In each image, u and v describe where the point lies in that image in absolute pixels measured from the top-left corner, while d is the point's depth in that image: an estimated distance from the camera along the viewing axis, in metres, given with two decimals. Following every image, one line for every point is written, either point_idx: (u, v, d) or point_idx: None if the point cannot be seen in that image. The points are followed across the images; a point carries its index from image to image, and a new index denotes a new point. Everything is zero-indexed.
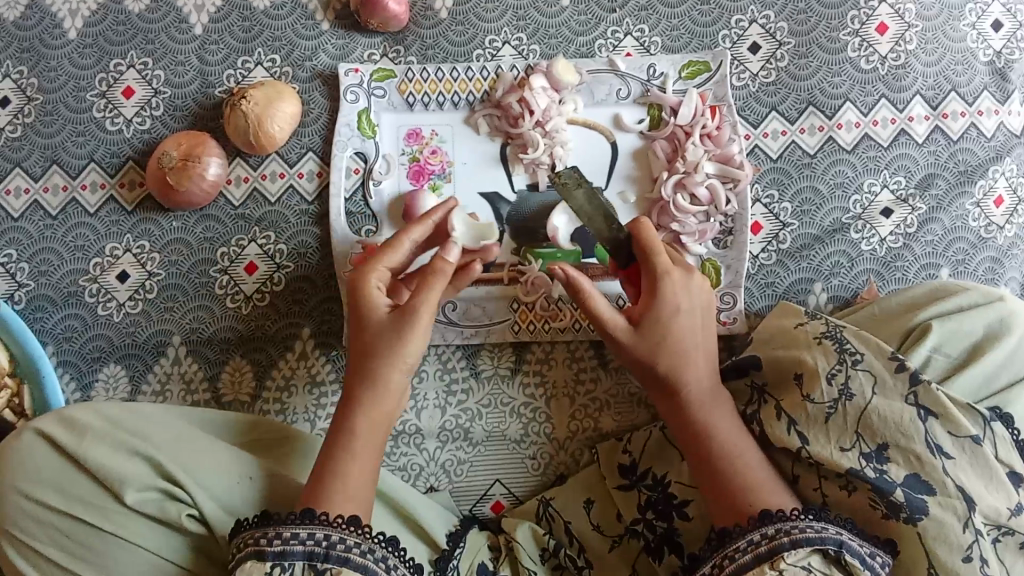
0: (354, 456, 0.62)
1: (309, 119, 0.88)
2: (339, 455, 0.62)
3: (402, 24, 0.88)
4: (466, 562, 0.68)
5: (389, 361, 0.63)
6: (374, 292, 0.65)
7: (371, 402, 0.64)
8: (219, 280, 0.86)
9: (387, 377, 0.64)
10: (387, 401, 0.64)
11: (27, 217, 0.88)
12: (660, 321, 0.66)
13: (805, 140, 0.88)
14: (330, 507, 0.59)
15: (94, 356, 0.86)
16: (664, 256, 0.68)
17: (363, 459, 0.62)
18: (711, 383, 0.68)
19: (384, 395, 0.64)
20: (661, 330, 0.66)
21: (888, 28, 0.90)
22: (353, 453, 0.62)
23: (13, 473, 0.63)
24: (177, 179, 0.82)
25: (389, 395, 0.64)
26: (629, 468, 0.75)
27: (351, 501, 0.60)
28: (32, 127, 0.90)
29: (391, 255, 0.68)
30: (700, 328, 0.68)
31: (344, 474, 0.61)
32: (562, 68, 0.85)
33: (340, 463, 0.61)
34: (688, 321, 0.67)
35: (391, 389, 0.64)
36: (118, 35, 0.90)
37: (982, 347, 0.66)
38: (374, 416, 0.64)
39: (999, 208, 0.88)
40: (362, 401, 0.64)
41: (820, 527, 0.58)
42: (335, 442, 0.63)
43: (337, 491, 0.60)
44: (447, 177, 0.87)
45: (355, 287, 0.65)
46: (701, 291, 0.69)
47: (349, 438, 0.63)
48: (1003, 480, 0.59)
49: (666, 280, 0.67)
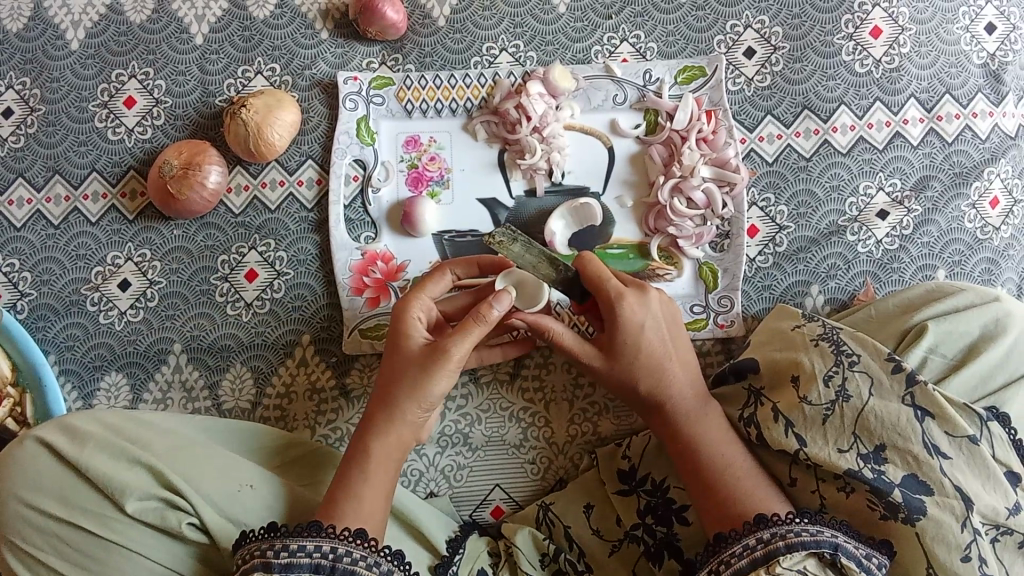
0: (371, 480, 0.62)
1: (308, 127, 0.89)
2: (351, 479, 0.62)
3: (400, 32, 0.89)
4: (466, 567, 0.69)
5: (413, 392, 0.64)
6: (414, 322, 0.66)
7: (386, 428, 0.64)
8: (220, 287, 0.87)
9: (407, 407, 0.64)
10: (407, 433, 0.65)
11: (30, 226, 0.89)
12: (624, 345, 0.67)
13: (801, 143, 0.89)
14: (339, 520, 0.59)
15: (96, 363, 0.86)
16: (613, 280, 0.67)
17: (378, 483, 0.63)
18: (696, 394, 0.70)
19: (401, 423, 0.65)
20: (633, 351, 0.68)
21: (881, 32, 0.90)
22: (368, 479, 0.62)
23: (15, 482, 0.63)
24: (177, 188, 0.83)
25: (405, 422, 0.65)
26: (628, 473, 0.75)
27: (367, 518, 0.60)
28: (34, 137, 0.91)
29: (435, 286, 0.70)
30: (669, 342, 0.69)
31: (354, 494, 0.61)
32: (559, 74, 0.86)
33: (359, 485, 0.62)
34: (654, 335, 0.68)
35: (410, 421, 0.65)
36: (120, 46, 0.92)
37: (978, 347, 0.66)
38: (393, 446, 0.64)
39: (995, 209, 0.88)
40: (379, 429, 0.64)
41: (815, 530, 0.58)
42: (348, 467, 0.63)
43: (345, 506, 0.60)
44: (446, 183, 0.87)
45: (398, 313, 0.67)
46: (659, 304, 0.69)
47: (364, 461, 0.63)
48: (1000, 480, 0.59)
49: (621, 304, 0.66)
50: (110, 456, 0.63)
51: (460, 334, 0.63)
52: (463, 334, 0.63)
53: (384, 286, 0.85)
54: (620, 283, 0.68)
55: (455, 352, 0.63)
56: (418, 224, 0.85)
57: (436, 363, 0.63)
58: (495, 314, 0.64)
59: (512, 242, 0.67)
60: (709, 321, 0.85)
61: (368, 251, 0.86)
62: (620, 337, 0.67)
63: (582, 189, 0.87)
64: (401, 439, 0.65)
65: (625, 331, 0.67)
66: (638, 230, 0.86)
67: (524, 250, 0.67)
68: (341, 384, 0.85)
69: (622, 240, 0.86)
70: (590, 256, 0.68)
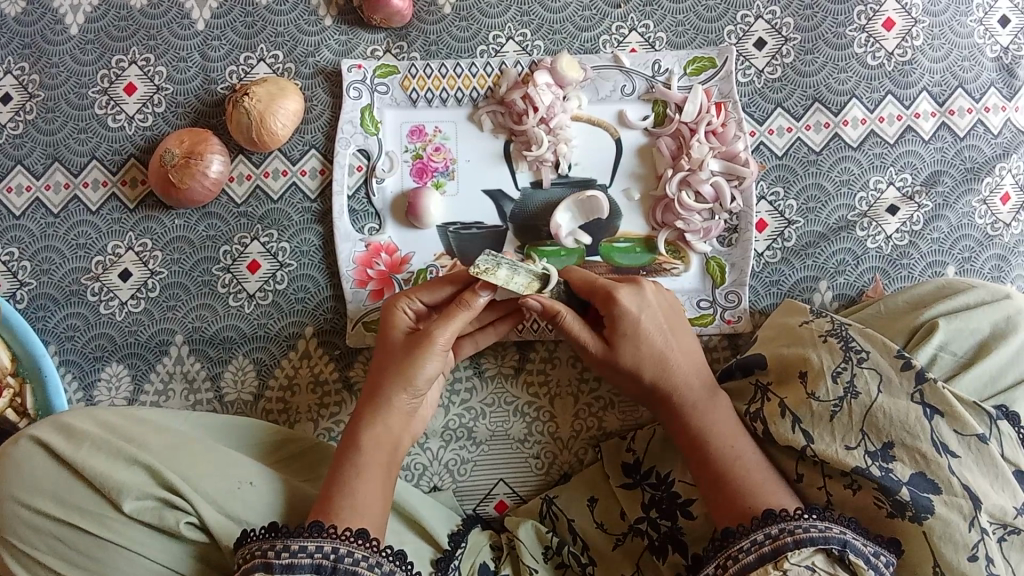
0: (360, 471, 0.62)
1: (312, 116, 0.88)
2: (343, 471, 0.62)
3: (405, 20, 0.88)
4: (467, 563, 0.68)
5: (400, 379, 0.65)
6: (400, 313, 0.69)
7: (375, 420, 0.65)
8: (222, 278, 0.86)
9: (393, 396, 0.65)
10: (393, 422, 0.65)
11: (29, 215, 0.88)
12: (621, 333, 0.68)
13: (811, 137, 0.88)
14: (338, 517, 0.58)
15: (96, 354, 0.86)
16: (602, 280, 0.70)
17: (368, 472, 0.62)
18: (704, 384, 0.69)
19: (390, 414, 0.65)
20: (633, 342, 0.68)
21: (894, 24, 0.89)
22: (361, 470, 0.62)
23: (12, 482, 0.62)
24: (179, 177, 0.82)
25: (392, 413, 0.65)
26: (632, 467, 0.75)
27: (360, 512, 0.59)
28: (33, 124, 0.89)
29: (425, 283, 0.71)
30: (669, 330, 0.69)
31: (349, 487, 0.61)
32: (566, 64, 0.85)
33: (348, 480, 0.61)
34: (655, 320, 0.69)
35: (394, 409, 0.65)
36: (120, 31, 0.90)
37: (990, 344, 0.66)
38: (379, 435, 0.64)
39: (1006, 205, 0.87)
40: (367, 420, 0.65)
41: (824, 526, 0.57)
42: (341, 458, 0.63)
43: (343, 503, 0.59)
44: (451, 174, 0.86)
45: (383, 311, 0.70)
46: (653, 292, 0.71)
47: (355, 452, 0.63)
48: (1008, 480, 0.58)
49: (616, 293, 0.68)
50: (107, 455, 0.62)
51: (444, 320, 0.65)
52: (448, 319, 0.65)
53: (387, 278, 0.85)
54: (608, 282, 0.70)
55: (439, 336, 0.65)
56: (422, 216, 0.84)
57: (419, 348, 0.65)
58: (479, 300, 0.66)
59: (496, 267, 0.68)
60: (715, 317, 0.85)
61: (372, 243, 0.85)
62: (619, 326, 0.68)
63: (588, 181, 0.86)
64: (390, 429, 0.65)
65: (620, 318, 0.67)
66: (645, 223, 0.86)
67: (509, 277, 0.68)
68: (344, 376, 0.84)
69: (630, 234, 0.85)
70: (574, 268, 0.73)
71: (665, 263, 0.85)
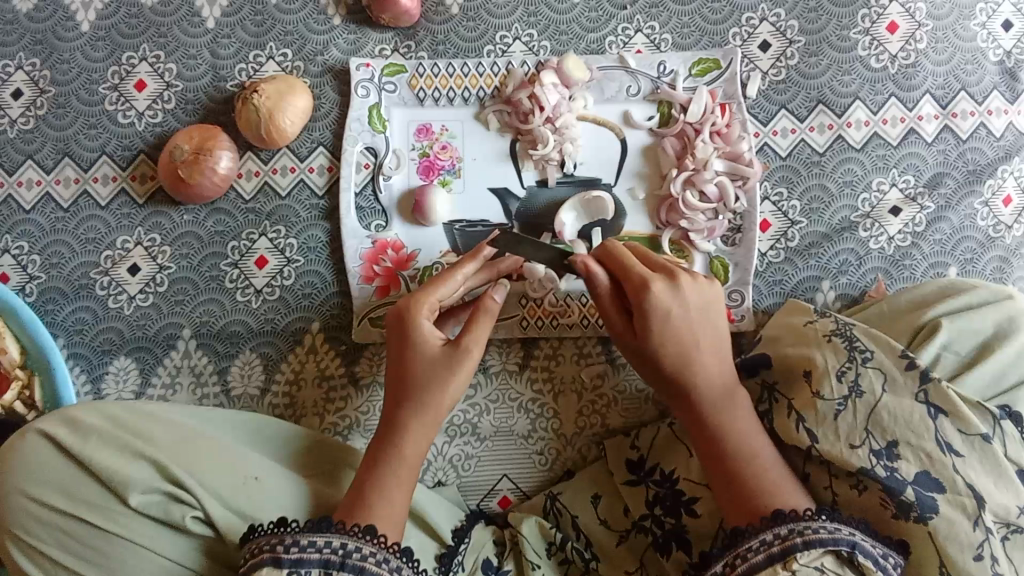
0: (398, 477, 0.63)
1: (320, 114, 0.89)
2: (383, 474, 0.63)
3: (413, 20, 0.88)
4: (471, 558, 0.69)
5: (439, 383, 0.65)
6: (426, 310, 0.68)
7: (412, 422, 0.65)
8: (230, 273, 0.87)
9: (434, 398, 0.65)
10: (426, 425, 0.66)
11: (39, 209, 0.89)
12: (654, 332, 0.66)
13: (815, 138, 0.88)
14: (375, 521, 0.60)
15: (105, 348, 0.86)
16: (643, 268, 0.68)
17: (405, 481, 0.63)
18: (725, 384, 0.67)
19: (427, 416, 0.65)
20: (665, 339, 0.66)
21: (898, 27, 0.90)
22: (398, 474, 0.63)
23: (19, 475, 0.63)
24: (189, 173, 0.83)
25: (432, 416, 0.66)
26: (636, 464, 0.76)
27: (396, 520, 0.61)
28: (44, 119, 0.90)
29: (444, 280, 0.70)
30: (702, 328, 0.67)
31: (390, 492, 0.62)
32: (573, 64, 0.86)
33: (386, 487, 0.62)
34: (688, 323, 0.67)
35: (432, 415, 0.66)
36: (131, 28, 0.91)
37: (993, 344, 0.66)
38: (417, 438, 0.65)
39: (1008, 207, 0.88)
40: (405, 421, 0.65)
41: (833, 527, 0.58)
42: (377, 460, 0.64)
43: (382, 509, 0.61)
44: (457, 172, 0.87)
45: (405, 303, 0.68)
46: (693, 291, 0.68)
47: (394, 456, 0.64)
48: (1012, 479, 0.59)
49: (654, 294, 0.66)
50: (113, 449, 0.63)
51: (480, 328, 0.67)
52: (479, 327, 0.67)
53: (393, 274, 0.85)
54: (649, 272, 0.68)
55: (474, 347, 0.66)
56: (428, 213, 0.85)
57: (454, 355, 0.66)
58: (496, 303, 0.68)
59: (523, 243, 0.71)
60: None
61: (378, 240, 0.86)
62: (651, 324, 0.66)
63: (594, 180, 0.87)
64: (425, 432, 0.66)
65: (656, 319, 0.66)
66: (650, 223, 0.86)
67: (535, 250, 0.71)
68: (350, 372, 0.85)
69: (635, 233, 0.86)
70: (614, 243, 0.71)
71: (682, 251, 0.85)
